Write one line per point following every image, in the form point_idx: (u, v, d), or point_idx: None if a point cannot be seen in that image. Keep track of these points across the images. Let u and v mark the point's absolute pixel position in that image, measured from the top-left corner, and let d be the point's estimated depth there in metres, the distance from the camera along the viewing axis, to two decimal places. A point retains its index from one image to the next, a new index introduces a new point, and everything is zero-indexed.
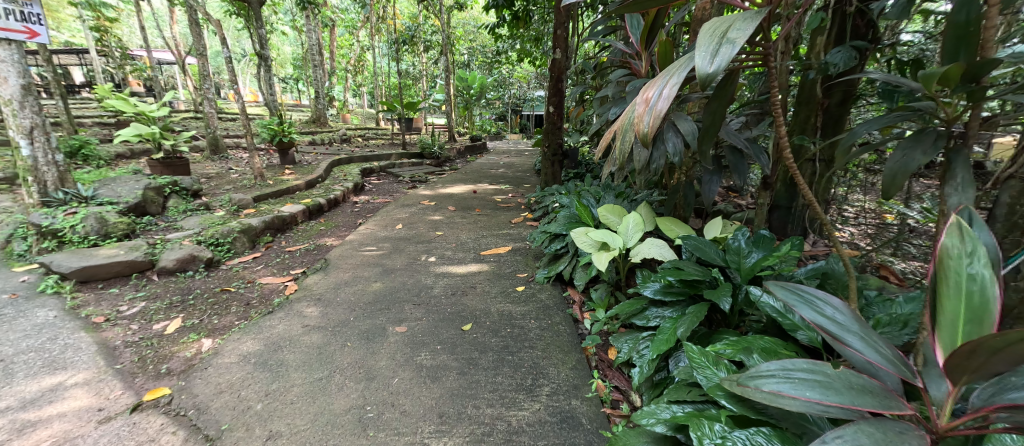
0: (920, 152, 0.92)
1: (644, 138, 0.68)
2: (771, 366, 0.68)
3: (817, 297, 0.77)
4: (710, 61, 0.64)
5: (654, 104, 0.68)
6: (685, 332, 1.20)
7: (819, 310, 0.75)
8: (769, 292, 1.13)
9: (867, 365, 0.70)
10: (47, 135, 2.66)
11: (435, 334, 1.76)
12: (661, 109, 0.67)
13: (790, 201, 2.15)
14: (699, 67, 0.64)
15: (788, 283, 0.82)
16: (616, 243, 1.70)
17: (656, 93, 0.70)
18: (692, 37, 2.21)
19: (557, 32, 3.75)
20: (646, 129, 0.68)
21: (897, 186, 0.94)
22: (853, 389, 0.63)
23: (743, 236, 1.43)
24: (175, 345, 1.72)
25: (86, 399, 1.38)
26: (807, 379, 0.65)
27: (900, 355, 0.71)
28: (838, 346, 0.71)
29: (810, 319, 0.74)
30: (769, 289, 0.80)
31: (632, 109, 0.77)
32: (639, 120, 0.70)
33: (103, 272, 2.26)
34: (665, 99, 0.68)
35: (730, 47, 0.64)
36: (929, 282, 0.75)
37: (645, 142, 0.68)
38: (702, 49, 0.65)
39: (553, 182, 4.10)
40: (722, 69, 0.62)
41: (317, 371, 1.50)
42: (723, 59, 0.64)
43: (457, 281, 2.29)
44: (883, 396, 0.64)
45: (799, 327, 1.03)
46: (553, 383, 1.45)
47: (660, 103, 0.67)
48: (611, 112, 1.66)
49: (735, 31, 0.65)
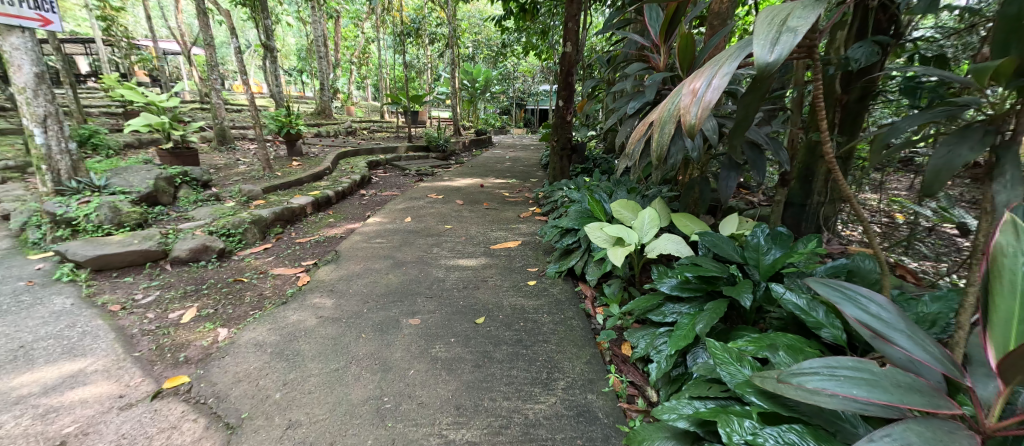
0: (967, 148, 0.90)
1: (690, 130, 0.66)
2: (814, 364, 0.67)
3: (861, 294, 0.77)
4: (769, 51, 0.63)
5: (701, 96, 0.68)
6: (704, 328, 1.21)
7: (863, 307, 0.75)
8: (793, 289, 1.13)
9: (912, 362, 0.70)
10: (60, 124, 2.67)
11: (449, 326, 1.77)
12: (713, 99, 0.65)
13: (805, 198, 2.15)
14: (759, 56, 0.63)
15: (832, 280, 0.83)
16: (631, 238, 1.70)
17: (704, 84, 0.69)
18: (710, 30, 2.19)
19: (567, 25, 3.72)
20: (694, 121, 0.67)
21: (941, 183, 0.93)
22: (901, 387, 0.63)
23: (761, 233, 1.45)
24: (191, 334, 1.73)
25: (107, 386, 1.40)
26: (853, 377, 0.64)
27: (948, 353, 0.70)
28: (881, 342, 0.71)
29: (853, 316, 0.74)
30: (811, 287, 0.81)
31: (674, 98, 0.75)
32: (685, 111, 0.69)
33: (118, 261, 2.28)
34: (715, 90, 0.66)
35: (791, 36, 0.63)
36: (981, 281, 0.74)
37: (693, 132, 0.66)
38: (760, 38, 0.65)
39: (561, 177, 4.09)
40: (783, 58, 0.61)
41: (333, 362, 1.51)
42: (784, 49, 0.63)
43: (468, 274, 2.30)
44: (931, 395, 0.63)
45: (823, 325, 1.02)
46: (569, 377, 1.45)
47: (710, 94, 0.66)
48: (630, 106, 1.62)
49: (795, 19, 0.64)
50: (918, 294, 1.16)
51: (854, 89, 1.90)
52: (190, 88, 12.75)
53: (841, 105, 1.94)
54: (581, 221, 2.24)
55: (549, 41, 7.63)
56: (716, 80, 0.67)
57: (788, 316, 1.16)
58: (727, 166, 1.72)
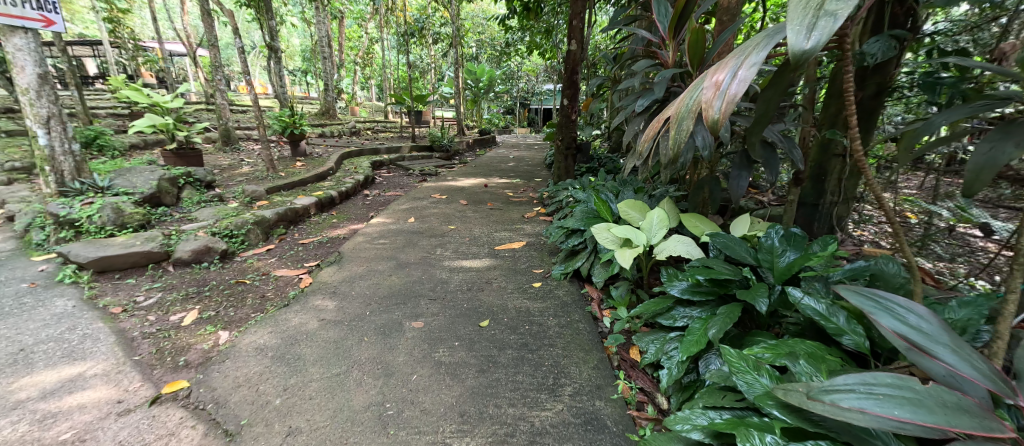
0: (1011, 145, 0.85)
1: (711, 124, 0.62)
2: (851, 381, 0.68)
3: (898, 304, 0.78)
4: (806, 38, 0.59)
5: (726, 88, 0.63)
6: (717, 334, 1.17)
7: (902, 319, 0.76)
8: (811, 293, 1.08)
9: (954, 377, 0.70)
10: (64, 125, 2.66)
11: (453, 330, 1.73)
12: (739, 91, 0.61)
13: (817, 197, 2.10)
14: (795, 44, 0.59)
15: (868, 290, 0.83)
16: (640, 240, 1.66)
17: (729, 76, 0.65)
18: (720, 26, 2.13)
19: (572, 23, 3.67)
20: (716, 115, 0.62)
21: (982, 183, 0.89)
22: (946, 407, 0.63)
23: (775, 234, 1.41)
24: (192, 337, 1.71)
25: (106, 391, 1.37)
26: (893, 396, 0.64)
27: (992, 368, 0.70)
28: (921, 356, 0.72)
29: (892, 328, 0.75)
30: (847, 297, 0.82)
31: (694, 93, 0.71)
32: (708, 105, 0.65)
33: (121, 262, 2.26)
34: (741, 82, 0.62)
35: (830, 21, 0.58)
36: None
37: (718, 126, 0.61)
38: (795, 24, 0.61)
39: (566, 176, 4.04)
40: (821, 45, 0.57)
41: (335, 366, 1.48)
42: (821, 35, 0.58)
43: (472, 276, 2.26)
44: (981, 416, 0.63)
45: (844, 331, 0.98)
46: (576, 383, 1.42)
47: (734, 87, 0.62)
48: (638, 104, 1.57)
49: (833, 3, 0.59)
50: (942, 299, 1.11)
51: (869, 85, 1.84)
52: (196, 89, 12.82)
53: (855, 102, 1.88)
54: (587, 222, 2.19)
55: (553, 40, 7.58)
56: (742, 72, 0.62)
57: (805, 321, 1.12)
58: (738, 164, 1.66)
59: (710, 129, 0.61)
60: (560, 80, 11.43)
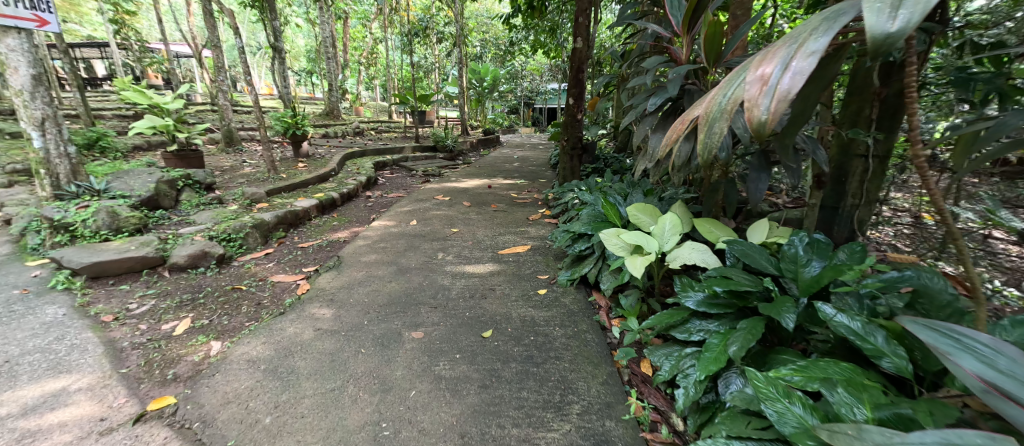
0: None
1: (758, 124, 0.56)
2: (927, 438, 0.64)
3: (983, 344, 0.71)
4: (890, 23, 0.55)
5: (776, 82, 0.58)
6: (739, 351, 1.09)
7: (986, 361, 0.69)
8: (844, 310, 1.00)
9: None
10: (59, 127, 2.61)
11: (454, 341, 1.65)
12: (792, 88, 0.56)
13: (837, 200, 2.00)
14: (878, 26, 0.55)
15: (951, 327, 0.76)
16: (651, 247, 1.57)
17: (777, 68, 0.59)
18: (735, 21, 2.04)
19: (578, 20, 3.58)
20: (764, 113, 0.57)
21: None
22: None
23: (798, 242, 1.32)
24: (182, 347, 1.64)
25: (89, 407, 1.30)
26: None
27: None
28: (1004, 403, 0.64)
29: (971, 369, 0.69)
30: (919, 333, 0.77)
31: (732, 83, 0.66)
32: (754, 101, 0.60)
33: (115, 268, 2.20)
34: (793, 76, 0.57)
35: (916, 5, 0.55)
36: None
37: (768, 125, 0.56)
38: (875, 4, 0.57)
39: (572, 177, 3.95)
40: (908, 30, 0.53)
41: (329, 381, 1.41)
42: (903, 22, 0.55)
43: (475, 282, 2.18)
44: None
45: (883, 353, 0.90)
46: (584, 400, 1.33)
47: (786, 82, 0.57)
48: (650, 103, 1.48)
49: None
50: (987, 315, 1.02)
51: (894, 81, 1.74)
52: (201, 90, 12.84)
53: (879, 100, 1.78)
54: (594, 226, 2.11)
55: (558, 38, 7.48)
56: (795, 66, 0.57)
57: (836, 339, 1.04)
58: (756, 166, 1.57)
59: (759, 129, 0.56)
60: (565, 78, 11.33)
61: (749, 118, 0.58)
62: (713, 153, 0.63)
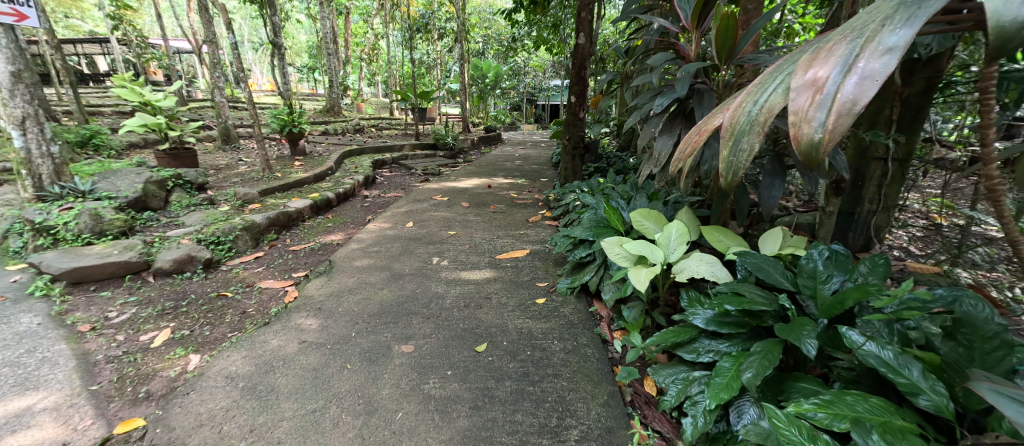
0: None
1: (812, 143, 0.48)
2: None
3: None
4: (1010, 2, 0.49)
5: (834, 90, 0.50)
6: (753, 380, 1.00)
7: None
8: (873, 337, 0.90)
9: None
10: (41, 126, 2.52)
11: (446, 356, 1.56)
12: (855, 98, 0.47)
13: (853, 206, 1.90)
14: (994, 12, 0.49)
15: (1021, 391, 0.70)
16: (656, 257, 1.47)
17: (834, 73, 0.51)
18: (746, 15, 1.92)
19: (581, 15, 3.46)
20: (817, 129, 0.49)
21: None
22: None
23: (816, 255, 1.23)
24: (159, 361, 1.55)
25: (52, 430, 1.21)
26: None
27: None
28: None
29: None
30: (984, 396, 0.70)
31: (773, 88, 0.57)
32: (804, 112, 0.51)
33: (97, 274, 2.11)
34: (856, 82, 0.49)
35: None
36: None
37: (826, 141, 0.48)
38: None
39: (574, 178, 3.85)
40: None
41: (310, 401, 1.32)
42: None
43: (470, 290, 2.08)
44: None
45: (921, 390, 0.81)
46: (583, 425, 1.24)
47: (847, 89, 0.48)
48: (656, 103, 1.36)
49: None
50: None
51: (918, 79, 1.62)
52: (202, 86, 12.75)
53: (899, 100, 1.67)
54: (596, 232, 2.01)
55: (560, 35, 7.35)
56: (856, 75, 0.49)
57: (863, 368, 0.94)
58: (770, 171, 1.46)
59: (814, 148, 0.47)
60: (567, 75, 11.18)
61: (799, 133, 0.50)
62: (747, 169, 0.55)
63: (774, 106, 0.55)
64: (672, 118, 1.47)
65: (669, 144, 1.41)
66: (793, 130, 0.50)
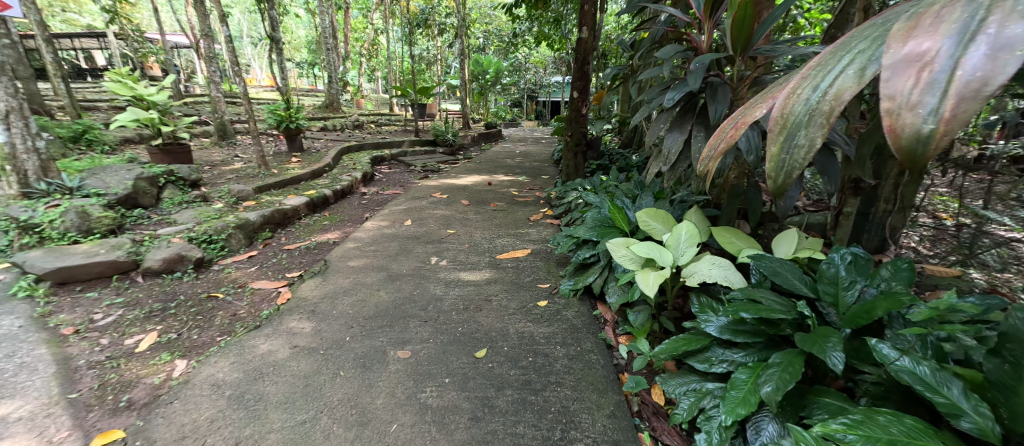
0: None
1: (912, 134, 0.36)
2: None
3: None
4: None
5: (950, 66, 0.36)
6: (774, 395, 0.93)
7: None
8: (908, 353, 0.83)
9: None
10: (27, 120, 2.43)
11: (444, 362, 1.49)
12: (980, 74, 0.34)
13: (867, 205, 1.83)
14: None
15: None
16: (665, 260, 1.40)
17: (948, 46, 0.38)
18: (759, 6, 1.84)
19: (584, 8, 3.37)
20: (922, 117, 0.36)
21: None
22: None
23: (838, 260, 1.16)
24: (143, 367, 1.48)
25: (25, 442, 1.14)
26: None
27: None
28: None
29: None
30: None
31: (860, 71, 0.44)
32: (905, 96, 0.38)
33: (83, 274, 2.04)
34: (984, 55, 0.35)
35: None
36: None
37: (935, 132, 0.35)
38: None
39: (576, 175, 3.77)
40: None
41: (300, 412, 1.25)
42: None
43: (470, 291, 2.01)
44: None
45: (963, 411, 0.73)
46: (589, 438, 1.17)
47: (968, 65, 0.35)
48: (667, 97, 1.28)
49: None
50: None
51: None
52: (200, 81, 12.65)
53: None
54: (600, 232, 1.94)
55: (561, 30, 7.25)
56: (983, 46, 0.36)
57: (893, 384, 0.88)
58: (787, 170, 1.39)
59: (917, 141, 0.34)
60: (568, 71, 11.08)
61: (897, 123, 0.37)
62: (805, 167, 0.44)
63: (849, 89, 0.43)
64: (682, 114, 1.40)
65: (680, 141, 1.34)
66: (886, 119, 0.38)
